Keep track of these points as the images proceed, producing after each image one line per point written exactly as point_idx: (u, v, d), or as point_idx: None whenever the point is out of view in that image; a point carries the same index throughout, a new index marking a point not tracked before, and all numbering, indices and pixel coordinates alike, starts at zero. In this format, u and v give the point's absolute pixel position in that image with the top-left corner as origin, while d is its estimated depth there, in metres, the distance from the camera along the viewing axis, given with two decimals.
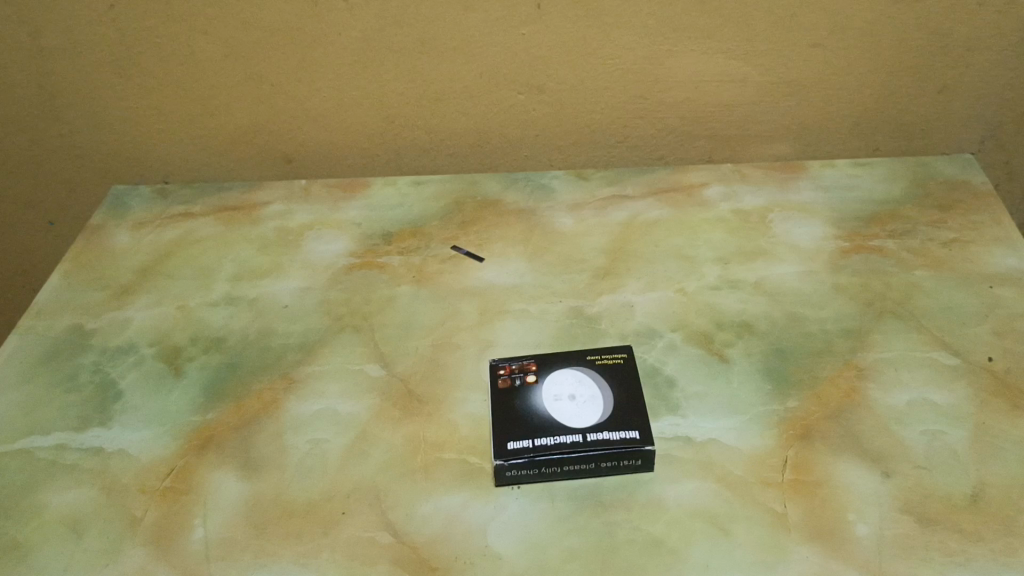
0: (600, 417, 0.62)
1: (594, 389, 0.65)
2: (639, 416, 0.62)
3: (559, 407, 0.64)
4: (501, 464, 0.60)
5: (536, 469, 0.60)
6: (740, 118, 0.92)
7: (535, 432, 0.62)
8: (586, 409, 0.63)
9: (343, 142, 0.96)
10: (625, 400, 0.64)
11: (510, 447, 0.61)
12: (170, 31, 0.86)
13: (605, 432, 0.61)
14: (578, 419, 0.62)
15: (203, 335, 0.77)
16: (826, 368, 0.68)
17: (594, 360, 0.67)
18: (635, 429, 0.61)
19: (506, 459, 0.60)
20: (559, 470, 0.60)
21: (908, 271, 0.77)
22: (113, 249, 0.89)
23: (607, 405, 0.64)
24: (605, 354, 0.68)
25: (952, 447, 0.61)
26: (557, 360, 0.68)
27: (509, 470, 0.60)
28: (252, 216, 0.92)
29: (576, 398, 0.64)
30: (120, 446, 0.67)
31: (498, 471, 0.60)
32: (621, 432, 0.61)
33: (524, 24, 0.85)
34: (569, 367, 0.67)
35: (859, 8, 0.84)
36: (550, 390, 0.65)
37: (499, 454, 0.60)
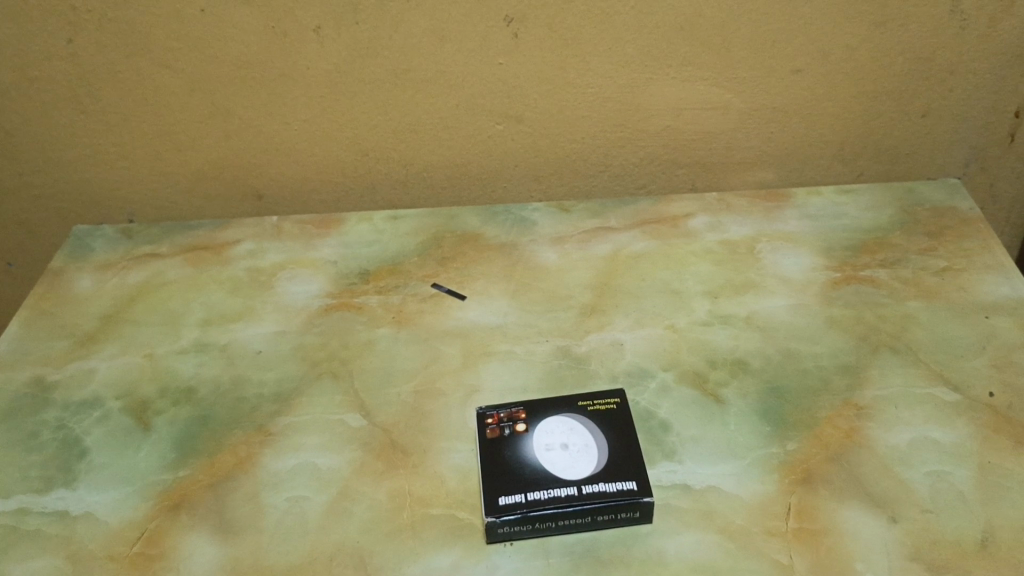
0: (594, 468, 0.60)
1: (587, 437, 0.63)
2: (635, 465, 0.60)
3: (552, 457, 0.61)
4: (492, 520, 0.57)
5: (530, 524, 0.57)
6: (722, 146, 0.91)
7: (527, 486, 0.59)
8: (580, 459, 0.61)
9: (316, 177, 0.92)
10: (620, 449, 0.61)
11: (502, 503, 0.58)
12: (132, 65, 0.83)
13: (601, 484, 0.58)
14: (572, 470, 0.60)
15: (173, 386, 0.74)
16: (824, 407, 0.65)
17: (585, 406, 0.65)
18: (632, 480, 0.59)
19: (498, 516, 0.57)
20: (553, 525, 0.58)
21: (900, 302, 0.75)
22: (76, 295, 0.85)
23: (601, 453, 0.61)
24: (597, 400, 0.65)
25: (958, 488, 0.59)
26: (547, 407, 0.65)
27: (501, 527, 0.57)
28: (222, 256, 0.89)
29: (569, 447, 0.62)
30: (86, 509, 0.63)
31: (489, 528, 0.57)
32: (618, 484, 0.58)
33: (500, 54, 0.83)
34: (560, 414, 0.64)
35: (841, 33, 0.83)
36: (542, 440, 0.63)
37: (491, 510, 0.57)
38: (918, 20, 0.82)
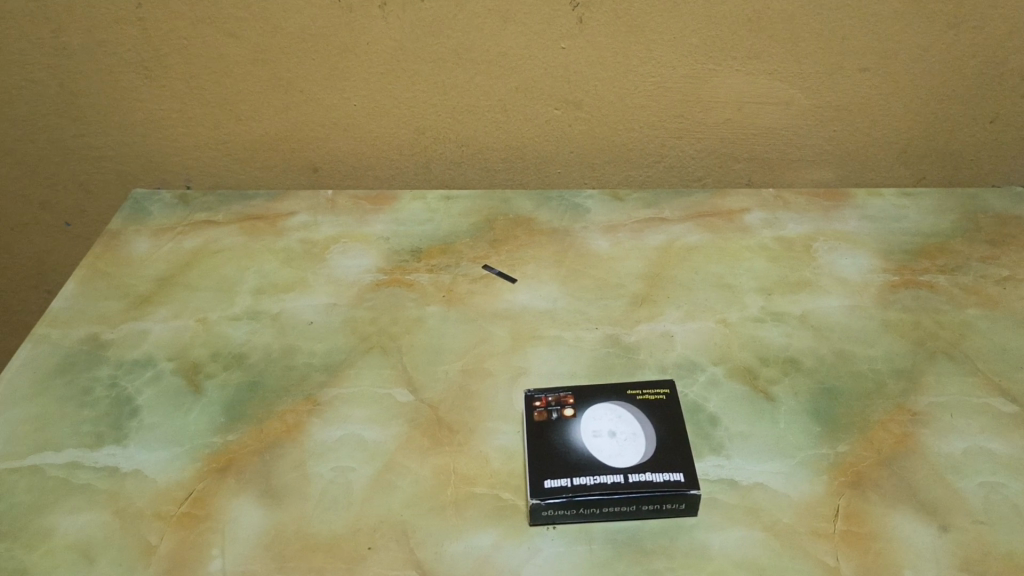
0: (642, 457, 0.60)
1: (635, 426, 0.62)
2: (683, 457, 0.60)
3: (599, 443, 0.61)
4: (537, 502, 0.57)
5: (574, 509, 0.57)
6: (782, 141, 0.89)
7: (573, 470, 0.59)
8: (627, 448, 0.60)
9: (372, 153, 0.93)
10: (668, 439, 0.61)
11: (547, 486, 0.58)
12: (199, 32, 0.84)
13: (648, 473, 0.58)
14: (619, 458, 0.60)
15: (224, 351, 0.75)
16: (877, 410, 0.64)
17: (634, 395, 0.65)
18: (680, 471, 0.58)
19: (543, 498, 0.57)
20: (598, 511, 0.57)
21: (960, 309, 0.74)
22: (132, 257, 0.87)
23: (649, 443, 0.61)
24: (646, 389, 0.65)
25: (1012, 500, 0.58)
26: (595, 393, 0.65)
27: (545, 510, 0.57)
28: (277, 227, 0.90)
29: (617, 435, 0.61)
30: (136, 467, 0.65)
31: (533, 510, 0.57)
32: (665, 474, 0.58)
33: (564, 39, 0.82)
34: (608, 402, 0.64)
35: (912, 32, 0.81)
36: (589, 426, 0.62)
37: (536, 492, 0.57)
38: (993, 23, 0.80)
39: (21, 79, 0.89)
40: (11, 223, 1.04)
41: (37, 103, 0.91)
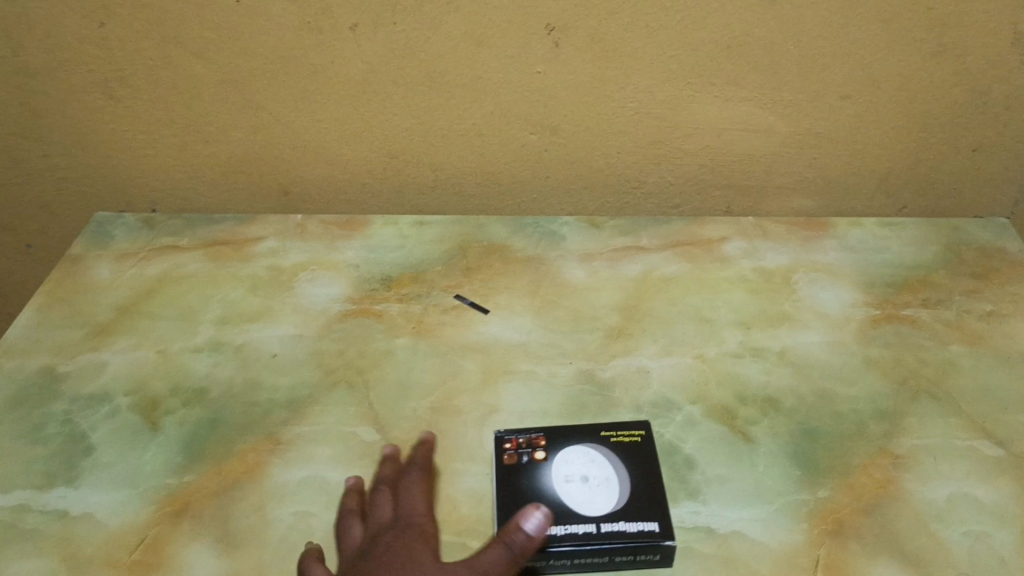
0: (614, 504, 0.57)
1: (608, 470, 0.60)
2: (658, 504, 0.57)
3: (570, 487, 0.58)
4: None
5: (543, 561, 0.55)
6: (762, 169, 0.88)
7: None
8: (599, 493, 0.58)
9: (343, 176, 0.90)
10: (642, 486, 0.59)
11: None
12: (163, 52, 0.81)
13: (622, 523, 0.56)
14: (591, 504, 0.57)
15: (185, 385, 0.72)
16: (857, 453, 0.62)
17: (609, 437, 0.62)
18: (654, 521, 0.56)
19: None
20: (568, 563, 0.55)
21: (942, 345, 0.72)
22: (92, 284, 0.84)
23: (623, 489, 0.58)
24: (622, 432, 0.63)
25: (998, 551, 0.56)
26: (568, 434, 0.63)
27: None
28: (243, 253, 0.87)
29: (589, 479, 0.59)
30: (88, 510, 0.62)
31: None
32: (640, 524, 0.56)
33: (540, 63, 0.80)
34: (582, 445, 0.62)
35: (894, 60, 0.79)
36: (561, 470, 0.60)
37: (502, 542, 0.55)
38: (976, 53, 0.79)
39: None
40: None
41: None
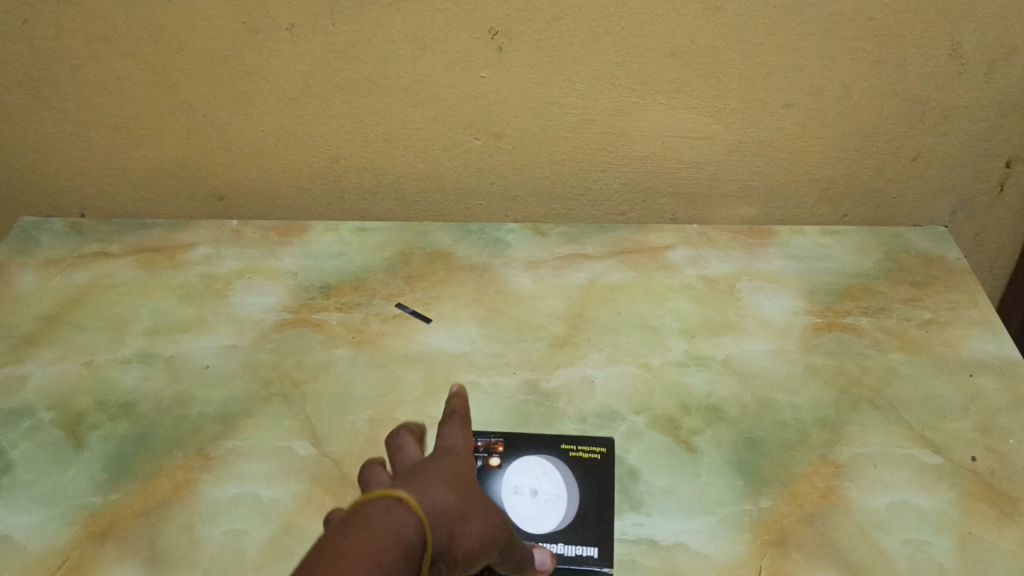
0: (557, 526, 0.59)
1: (560, 487, 0.61)
2: (604, 526, 0.58)
3: (519, 501, 0.60)
4: None
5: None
6: (707, 177, 0.88)
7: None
8: (545, 512, 0.60)
9: (282, 182, 0.88)
10: (590, 505, 0.60)
11: None
12: (91, 51, 0.79)
13: (560, 546, 0.58)
14: (534, 522, 0.59)
15: (112, 398, 0.69)
16: (800, 462, 0.62)
17: (567, 449, 0.63)
18: (594, 546, 0.57)
19: None
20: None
21: (884, 353, 0.72)
22: (16, 292, 0.80)
23: (571, 508, 0.60)
24: (582, 445, 0.63)
25: (937, 559, 0.55)
26: (527, 442, 0.64)
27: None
28: (176, 260, 0.84)
29: (538, 494, 0.61)
30: (5, 531, 0.59)
31: None
32: (579, 549, 0.57)
33: (483, 67, 0.79)
34: (537, 456, 0.63)
35: (835, 69, 0.80)
36: (512, 480, 0.61)
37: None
38: (914, 63, 0.79)
39: None
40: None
41: None
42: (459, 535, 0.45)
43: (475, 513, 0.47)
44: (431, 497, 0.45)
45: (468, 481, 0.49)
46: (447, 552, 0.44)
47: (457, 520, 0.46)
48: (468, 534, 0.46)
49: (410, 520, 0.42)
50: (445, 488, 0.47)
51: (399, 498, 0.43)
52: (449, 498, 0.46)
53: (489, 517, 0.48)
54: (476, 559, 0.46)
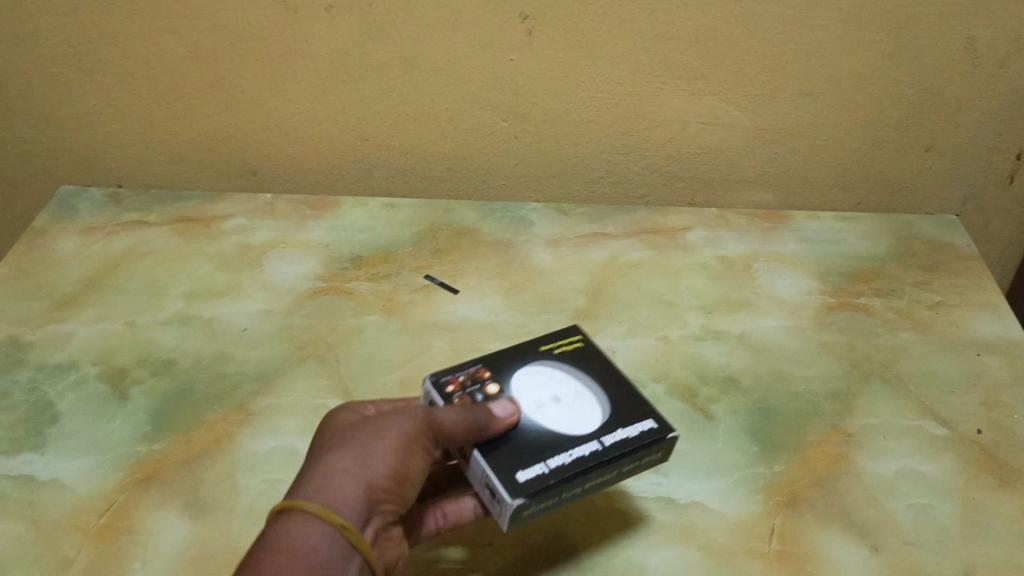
0: (598, 412, 0.57)
1: (570, 387, 0.59)
2: (634, 399, 0.57)
3: (553, 413, 0.56)
4: (525, 502, 0.50)
5: (555, 499, 0.52)
6: (725, 162, 0.91)
7: (535, 455, 0.53)
8: (579, 407, 0.57)
9: (313, 157, 0.91)
10: (615, 391, 0.58)
11: (521, 481, 0.51)
12: (134, 26, 0.81)
13: (619, 431, 0.55)
14: (579, 421, 0.56)
15: (152, 356, 0.72)
16: (812, 431, 0.65)
17: (548, 351, 0.61)
18: (650, 417, 0.56)
19: (530, 497, 0.50)
20: (579, 491, 0.53)
21: (893, 332, 0.75)
22: (57, 256, 0.84)
23: (595, 398, 0.58)
24: (556, 342, 0.62)
25: (941, 522, 0.58)
26: (511, 363, 0.60)
27: (525, 514, 0.51)
28: (211, 230, 0.87)
29: (561, 399, 0.57)
30: (54, 476, 0.62)
31: (519, 512, 0.51)
32: (637, 427, 0.55)
33: (512, 50, 0.82)
34: (529, 368, 0.60)
35: (853, 60, 0.82)
36: (527, 397, 0.57)
37: (515, 492, 0.50)
38: (929, 55, 0.82)
39: None
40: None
41: None
42: (366, 483, 0.49)
43: (381, 448, 0.50)
44: (326, 476, 0.49)
45: (369, 426, 0.52)
46: (361, 509, 0.48)
47: (360, 474, 0.49)
48: (377, 476, 0.49)
49: (303, 517, 0.46)
50: (344, 452, 0.50)
51: (288, 503, 0.47)
52: (348, 459, 0.50)
53: (403, 438, 0.51)
54: (398, 484, 0.50)
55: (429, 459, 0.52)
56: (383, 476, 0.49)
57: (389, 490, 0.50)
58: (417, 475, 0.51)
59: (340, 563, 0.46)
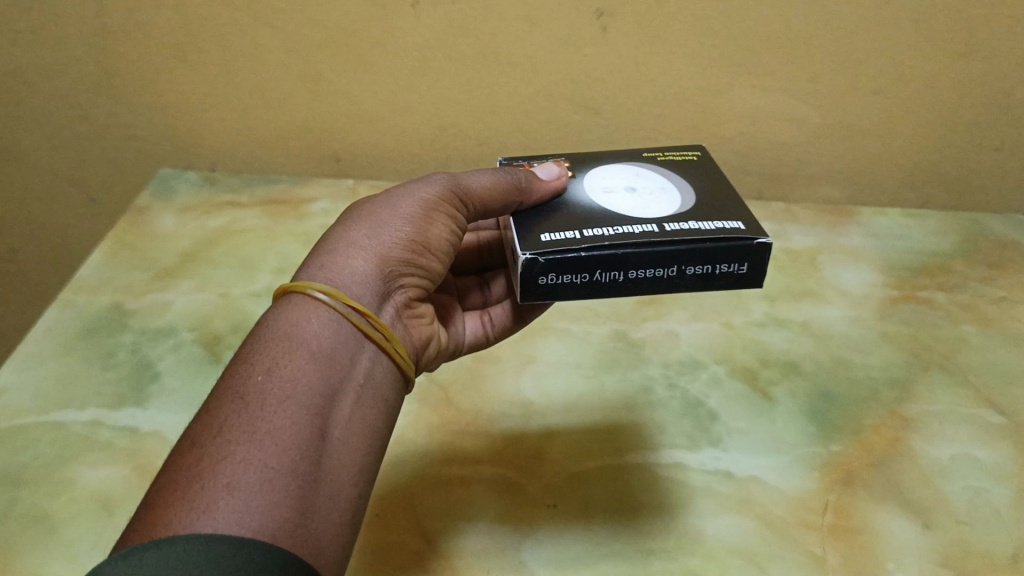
0: (671, 204, 0.55)
1: (657, 183, 0.58)
2: (726, 210, 0.54)
3: (619, 198, 0.56)
4: (534, 259, 0.49)
5: (585, 275, 0.50)
6: (793, 158, 0.93)
7: (577, 228, 0.52)
8: (652, 196, 0.56)
9: (395, 147, 0.96)
10: (701, 192, 0.56)
11: (543, 242, 0.51)
12: (234, 19, 0.86)
13: (688, 224, 0.52)
14: (643, 204, 0.55)
15: (244, 325, 0.78)
16: (870, 415, 0.67)
17: (653, 158, 0.62)
18: (737, 223, 0.52)
19: (541, 255, 0.49)
20: (621, 278, 0.51)
21: (955, 325, 0.77)
22: (158, 233, 0.91)
23: (676, 193, 0.56)
24: (669, 155, 0.63)
25: (994, 504, 0.60)
26: (604, 164, 0.62)
27: (542, 278, 0.50)
28: (299, 212, 0.95)
29: (637, 189, 0.57)
30: (156, 428, 0.67)
31: (530, 275, 0.50)
32: (713, 224, 0.51)
33: (588, 46, 0.85)
34: (622, 165, 0.61)
35: (924, 58, 0.83)
36: (601, 186, 0.59)
37: (530, 249, 0.50)
38: (1002, 54, 0.82)
39: (59, 56, 0.91)
40: (29, 206, 1.06)
41: (72, 79, 0.92)
42: (379, 259, 0.52)
43: (395, 227, 0.53)
44: (340, 251, 0.51)
45: (380, 207, 0.55)
46: (378, 283, 0.51)
47: (373, 250, 0.52)
48: (388, 250, 0.52)
49: (311, 303, 0.48)
50: (357, 231, 0.53)
51: (294, 285, 0.48)
52: (359, 234, 0.53)
53: (416, 216, 0.54)
54: (414, 256, 0.54)
55: (441, 231, 0.55)
56: (397, 250, 0.53)
57: (406, 263, 0.53)
58: (431, 247, 0.55)
59: (350, 346, 0.48)
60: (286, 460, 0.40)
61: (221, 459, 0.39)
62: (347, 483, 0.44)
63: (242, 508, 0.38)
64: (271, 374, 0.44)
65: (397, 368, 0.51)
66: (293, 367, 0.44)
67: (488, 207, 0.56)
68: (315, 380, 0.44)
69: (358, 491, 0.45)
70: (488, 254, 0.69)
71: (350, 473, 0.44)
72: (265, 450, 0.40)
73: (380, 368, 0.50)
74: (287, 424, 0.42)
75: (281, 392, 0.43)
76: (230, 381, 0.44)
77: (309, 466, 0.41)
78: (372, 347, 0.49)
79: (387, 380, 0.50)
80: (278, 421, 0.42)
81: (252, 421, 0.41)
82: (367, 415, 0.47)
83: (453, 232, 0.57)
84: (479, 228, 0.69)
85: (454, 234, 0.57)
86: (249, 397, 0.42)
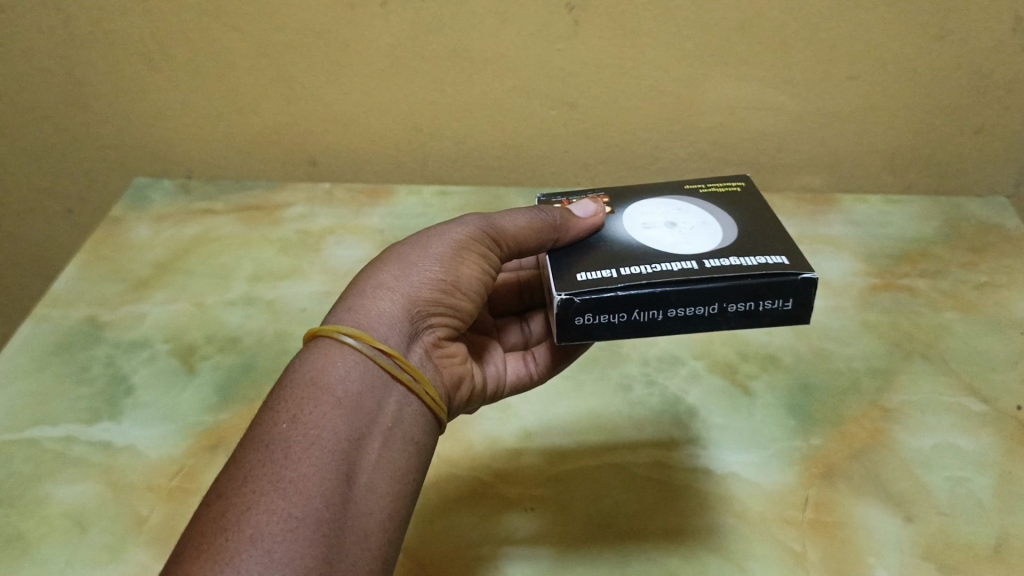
0: (712, 239, 0.53)
1: (699, 216, 0.56)
2: (767, 245, 0.52)
3: (659, 235, 0.55)
4: (569, 299, 0.49)
5: (623, 314, 0.49)
6: (772, 147, 0.92)
7: (613, 267, 0.51)
8: (690, 232, 0.54)
9: (370, 148, 0.96)
10: (744, 226, 0.55)
11: (580, 282, 0.50)
12: (203, 25, 0.85)
13: (729, 261, 0.50)
14: (682, 240, 0.54)
15: (219, 334, 0.78)
16: (851, 406, 0.66)
17: (696, 189, 0.60)
18: (782, 258, 0.50)
19: (577, 295, 0.49)
20: (661, 317, 0.49)
21: (937, 312, 0.76)
22: (133, 243, 0.91)
23: (716, 228, 0.55)
24: (715, 185, 0.61)
25: (976, 493, 0.59)
26: (641, 199, 0.60)
27: (578, 318, 0.49)
28: (275, 217, 0.94)
29: (677, 225, 0.56)
30: (130, 442, 0.67)
31: (565, 316, 0.49)
32: (756, 260, 0.50)
33: (560, 40, 0.84)
34: (661, 198, 0.60)
35: (900, 42, 0.82)
36: (638, 221, 0.57)
37: (567, 289, 0.49)
38: (979, 36, 0.81)
39: (29, 67, 0.89)
40: (5, 218, 1.05)
41: (43, 90, 0.91)
42: (407, 299, 0.50)
43: (425, 267, 0.52)
44: (368, 293, 0.50)
45: (411, 247, 0.54)
46: (405, 323, 0.50)
47: (401, 291, 0.51)
48: (418, 290, 0.51)
49: (338, 347, 0.47)
50: (387, 272, 0.52)
51: (322, 329, 0.47)
52: (388, 275, 0.51)
53: (446, 255, 0.53)
54: (444, 295, 0.52)
55: (474, 270, 0.54)
56: (425, 290, 0.51)
57: (437, 302, 0.52)
58: (464, 286, 0.53)
59: (378, 388, 0.46)
60: (310, 511, 0.39)
61: (244, 511, 0.38)
62: (375, 530, 0.43)
63: (264, 560, 0.37)
64: (296, 422, 0.43)
65: (428, 410, 0.50)
66: (319, 413, 0.43)
67: (523, 246, 0.55)
68: (340, 427, 0.43)
69: (387, 537, 0.43)
70: (529, 294, 0.66)
71: (377, 520, 0.43)
72: (289, 500, 0.39)
73: (412, 412, 0.48)
74: (312, 473, 0.41)
75: (305, 439, 0.42)
76: (257, 428, 0.43)
77: (335, 514, 0.40)
78: (401, 389, 0.48)
79: (418, 423, 0.48)
80: (302, 469, 0.41)
81: (277, 471, 0.40)
82: (397, 458, 0.46)
83: (487, 271, 0.55)
84: (519, 265, 0.66)
85: (488, 273, 0.55)
86: (274, 446, 0.42)
